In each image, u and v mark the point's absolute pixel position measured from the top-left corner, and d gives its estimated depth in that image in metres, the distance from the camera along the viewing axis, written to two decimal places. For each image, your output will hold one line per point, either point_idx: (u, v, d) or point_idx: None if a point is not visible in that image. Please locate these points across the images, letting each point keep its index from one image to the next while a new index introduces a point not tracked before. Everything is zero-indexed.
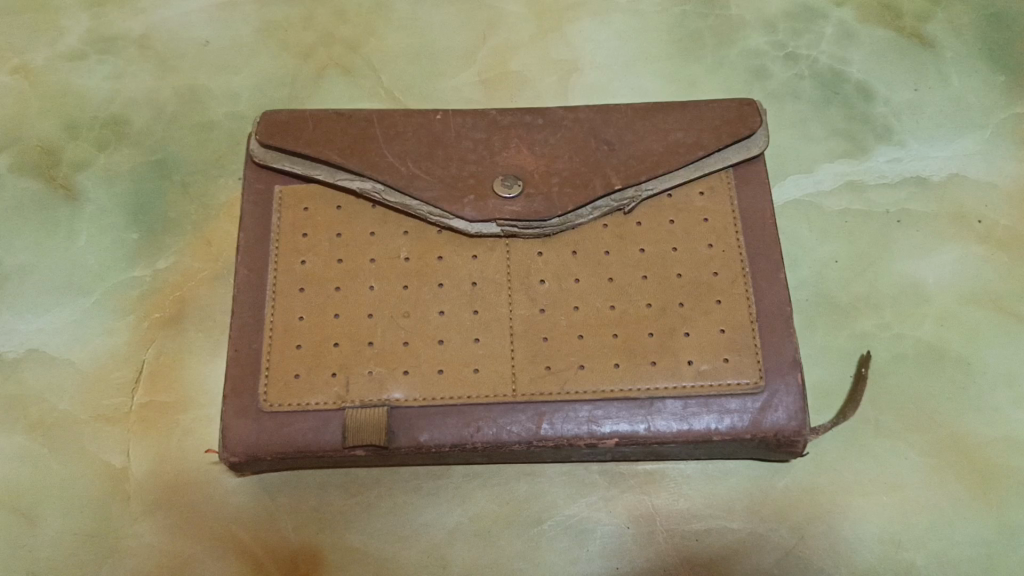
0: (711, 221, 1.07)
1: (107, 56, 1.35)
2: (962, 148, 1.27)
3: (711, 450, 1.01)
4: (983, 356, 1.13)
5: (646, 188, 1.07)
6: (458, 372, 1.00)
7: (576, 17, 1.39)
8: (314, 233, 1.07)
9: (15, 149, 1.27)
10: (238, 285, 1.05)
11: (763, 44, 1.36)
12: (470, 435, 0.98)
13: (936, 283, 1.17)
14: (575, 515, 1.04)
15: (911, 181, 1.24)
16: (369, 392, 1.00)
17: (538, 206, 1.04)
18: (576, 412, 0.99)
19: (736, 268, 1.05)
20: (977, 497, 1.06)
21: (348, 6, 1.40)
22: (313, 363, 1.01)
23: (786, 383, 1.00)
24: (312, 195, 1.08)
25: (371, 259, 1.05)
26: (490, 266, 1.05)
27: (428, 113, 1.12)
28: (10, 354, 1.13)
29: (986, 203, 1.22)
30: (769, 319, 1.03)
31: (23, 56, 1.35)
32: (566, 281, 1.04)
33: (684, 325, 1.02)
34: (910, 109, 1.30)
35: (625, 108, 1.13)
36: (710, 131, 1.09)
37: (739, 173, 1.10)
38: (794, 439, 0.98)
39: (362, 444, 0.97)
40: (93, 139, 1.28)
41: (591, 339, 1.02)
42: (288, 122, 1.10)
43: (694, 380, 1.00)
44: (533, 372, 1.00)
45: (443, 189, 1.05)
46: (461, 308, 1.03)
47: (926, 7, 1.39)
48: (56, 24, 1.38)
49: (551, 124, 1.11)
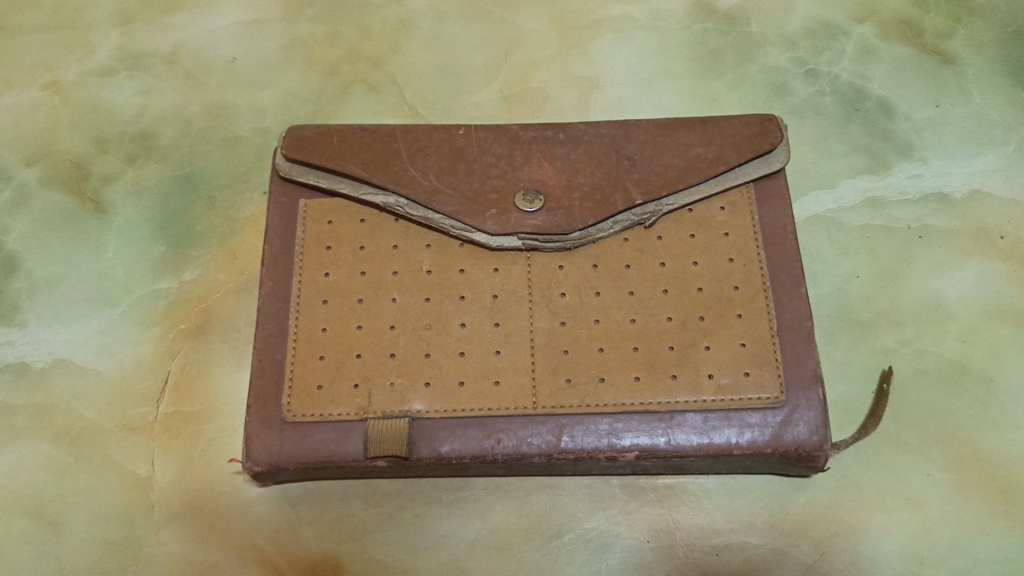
0: (732, 236, 1.08)
1: (137, 72, 1.37)
2: (984, 164, 1.27)
3: (731, 464, 1.01)
4: (1006, 373, 1.12)
5: (667, 203, 1.07)
6: (479, 385, 1.01)
7: (597, 34, 1.41)
8: (338, 245, 1.08)
9: (45, 162, 1.30)
10: (263, 297, 1.06)
11: (783, 61, 1.37)
12: (491, 447, 0.99)
13: (958, 299, 1.16)
14: (595, 529, 1.05)
15: (932, 198, 1.24)
16: (390, 404, 1.00)
17: (559, 220, 1.05)
18: (596, 425, 0.99)
19: (757, 281, 1.06)
20: (1000, 514, 1.05)
21: (373, 24, 1.42)
22: (336, 374, 1.02)
23: (808, 398, 1.00)
24: (335, 209, 1.10)
25: (394, 272, 1.06)
26: (511, 279, 1.06)
27: (450, 129, 1.13)
28: (39, 363, 1.15)
29: (1008, 219, 1.22)
30: (791, 334, 1.03)
31: (54, 72, 1.38)
32: (587, 294, 1.05)
33: (705, 339, 1.03)
34: (931, 126, 1.30)
35: (646, 124, 1.14)
36: (732, 147, 1.10)
37: (760, 188, 1.11)
38: (815, 454, 0.98)
39: (383, 455, 0.98)
40: (122, 153, 1.30)
41: (611, 353, 1.02)
42: (313, 137, 1.11)
43: (715, 394, 1.00)
44: (553, 385, 1.01)
45: (465, 203, 1.06)
46: (482, 320, 1.04)
47: (947, 24, 1.40)
48: (87, 40, 1.41)
49: (572, 139, 1.12)
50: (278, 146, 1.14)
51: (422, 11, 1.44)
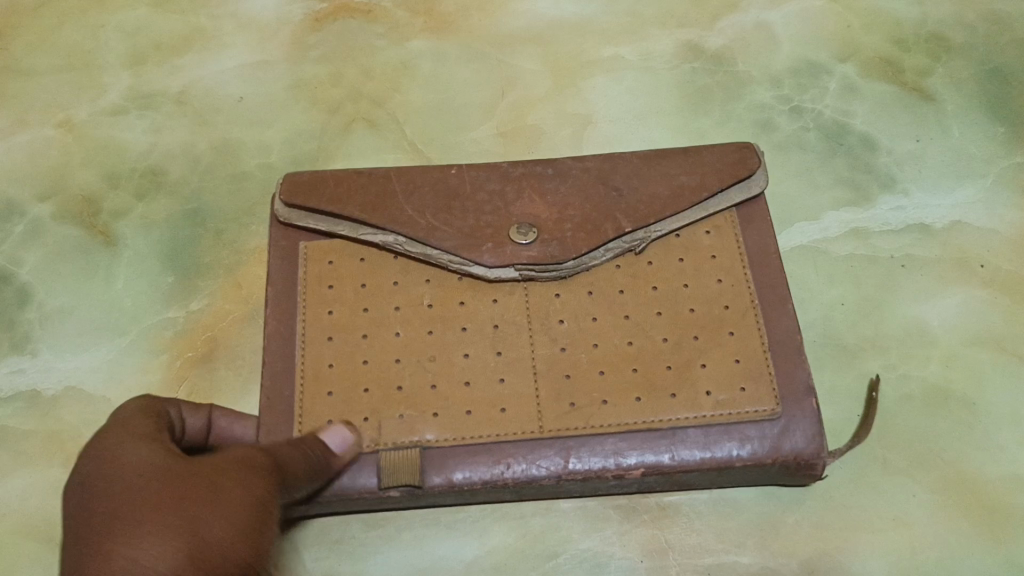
0: (719, 257, 1.12)
1: (147, 111, 1.43)
2: (964, 195, 1.31)
3: (732, 477, 1.05)
4: (987, 396, 1.16)
5: (655, 229, 1.12)
6: (486, 412, 1.04)
7: (589, 74, 1.46)
8: (339, 284, 1.11)
9: (58, 198, 1.34)
10: (268, 337, 1.09)
11: (769, 99, 1.42)
12: (501, 472, 1.02)
13: (941, 325, 1.20)
14: (590, 549, 1.07)
15: (914, 228, 1.28)
16: (400, 434, 1.03)
17: (554, 251, 1.09)
18: (601, 445, 1.03)
19: (746, 300, 1.10)
20: (985, 534, 1.07)
21: (375, 64, 1.48)
22: (346, 409, 1.05)
23: (802, 409, 1.03)
24: (334, 248, 1.13)
25: (396, 306, 1.10)
26: (511, 307, 1.09)
27: (443, 168, 1.18)
28: (50, 391, 1.18)
29: (987, 248, 1.26)
30: (781, 349, 1.07)
31: (67, 111, 1.43)
32: (584, 320, 1.09)
33: (700, 358, 1.06)
34: (912, 159, 1.35)
35: (630, 155, 1.18)
36: (715, 175, 1.15)
37: (743, 213, 1.15)
38: (813, 462, 1.01)
39: (396, 485, 1.01)
40: (132, 189, 1.35)
41: (612, 376, 1.06)
42: (309, 183, 1.15)
43: (714, 410, 1.04)
44: (558, 410, 1.04)
45: (461, 237, 1.10)
46: (485, 349, 1.08)
47: (927, 63, 1.45)
48: (100, 82, 1.46)
49: (561, 174, 1.17)
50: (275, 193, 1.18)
51: (421, 52, 1.49)
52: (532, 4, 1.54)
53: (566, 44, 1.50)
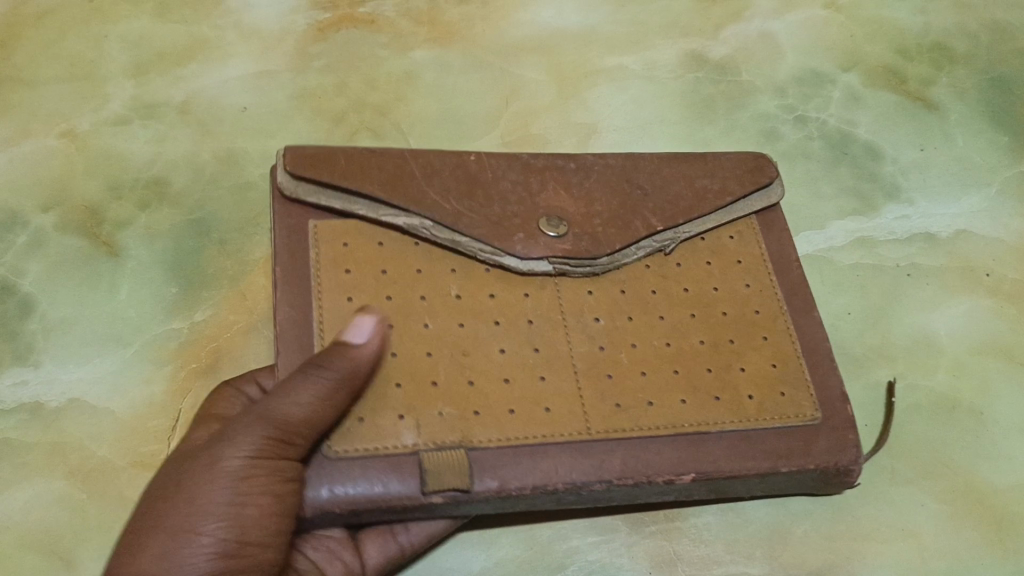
0: (745, 263, 1.11)
1: (150, 121, 1.42)
2: (969, 205, 1.31)
3: (773, 485, 1.01)
4: (995, 405, 1.16)
5: (683, 230, 1.10)
6: (531, 410, 0.96)
7: (593, 84, 1.46)
8: (358, 268, 1.00)
9: (61, 208, 1.34)
10: (279, 324, 0.96)
11: (773, 108, 1.42)
12: (551, 475, 0.93)
13: (948, 334, 1.20)
14: (597, 561, 1.06)
15: (920, 237, 1.28)
16: (441, 432, 0.93)
17: (586, 245, 1.05)
18: (652, 447, 0.97)
19: (775, 306, 1.09)
20: (995, 544, 1.07)
21: (379, 74, 1.48)
22: (377, 406, 0.92)
23: (842, 417, 1.03)
24: (349, 229, 1.02)
25: (422, 297, 1.00)
26: (543, 303, 1.03)
27: (461, 154, 1.11)
28: (53, 402, 1.18)
29: (993, 257, 1.26)
30: (814, 355, 1.07)
31: (70, 122, 1.42)
32: (620, 319, 1.03)
33: (738, 361, 1.03)
34: (917, 168, 1.35)
35: (649, 156, 1.16)
36: (735, 179, 1.15)
37: (762, 219, 1.16)
38: (852, 468, 1.01)
39: (442, 489, 0.90)
40: (136, 199, 1.35)
41: (654, 377, 1.00)
42: (317, 156, 1.05)
43: (757, 414, 1.01)
44: (604, 410, 0.97)
45: (490, 227, 1.04)
46: (523, 345, 0.99)
47: (930, 72, 1.45)
48: (103, 91, 1.46)
49: (584, 168, 1.13)
50: (273, 165, 1.06)
51: (425, 62, 1.49)
52: (535, 14, 1.55)
53: (570, 54, 1.50)
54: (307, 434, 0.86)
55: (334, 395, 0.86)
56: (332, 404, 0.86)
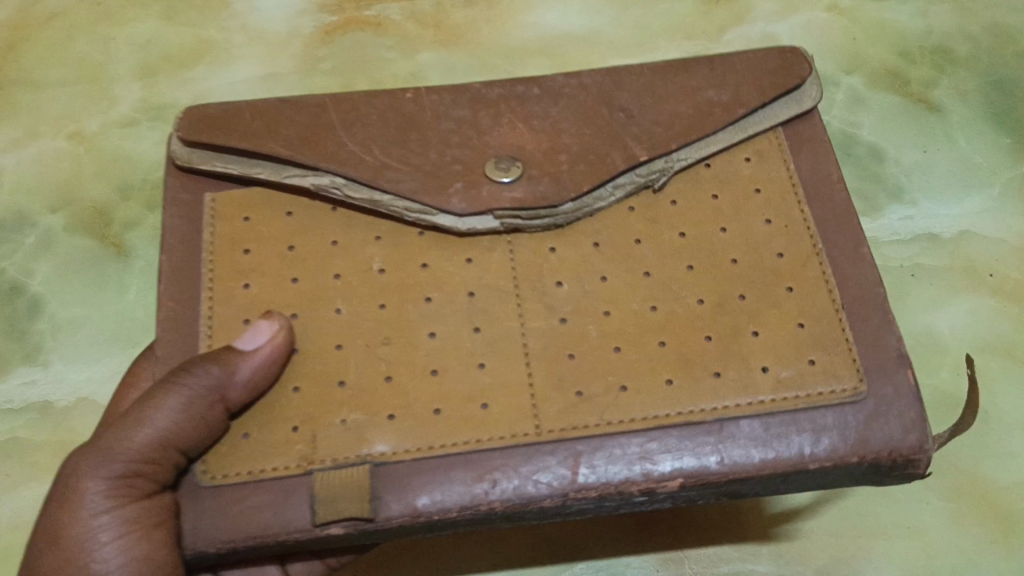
0: (764, 192, 1.00)
1: (158, 123, 1.43)
2: (971, 205, 1.32)
3: (803, 484, 0.90)
4: (998, 403, 1.16)
5: (678, 157, 1.00)
6: (460, 409, 0.90)
7: None
8: (257, 247, 0.98)
9: (70, 208, 1.34)
10: (163, 320, 0.95)
11: None
12: (485, 492, 0.87)
13: (951, 333, 1.21)
14: (605, 559, 1.08)
15: (923, 238, 1.30)
16: (342, 447, 0.88)
17: (546, 189, 0.97)
18: (623, 449, 0.88)
19: (807, 251, 0.97)
20: (999, 540, 1.07)
21: (384, 77, 1.48)
22: (267, 419, 0.90)
23: (894, 386, 0.90)
24: (250, 203, 1.01)
25: (336, 276, 0.96)
26: (489, 271, 0.96)
27: (398, 94, 1.06)
28: (63, 401, 1.19)
29: (995, 257, 1.27)
30: (857, 304, 0.94)
31: (78, 123, 1.43)
32: (592, 281, 0.96)
33: (752, 324, 0.93)
34: (920, 170, 1.36)
35: (636, 70, 1.07)
36: (752, 87, 1.04)
37: (790, 132, 1.04)
38: (913, 456, 0.87)
39: (339, 518, 0.85)
40: (143, 199, 1.35)
41: (631, 351, 0.92)
42: (220, 116, 1.03)
43: (775, 391, 0.90)
44: (562, 401, 0.90)
45: (419, 180, 0.97)
46: (460, 326, 0.94)
47: (932, 74, 1.46)
48: (111, 93, 1.47)
49: (549, 94, 1.06)
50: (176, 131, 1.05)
51: (430, 64, 1.50)
52: (539, 16, 1.56)
53: (575, 56, 1.51)
54: (174, 451, 0.85)
55: (197, 406, 0.85)
56: (198, 416, 0.85)
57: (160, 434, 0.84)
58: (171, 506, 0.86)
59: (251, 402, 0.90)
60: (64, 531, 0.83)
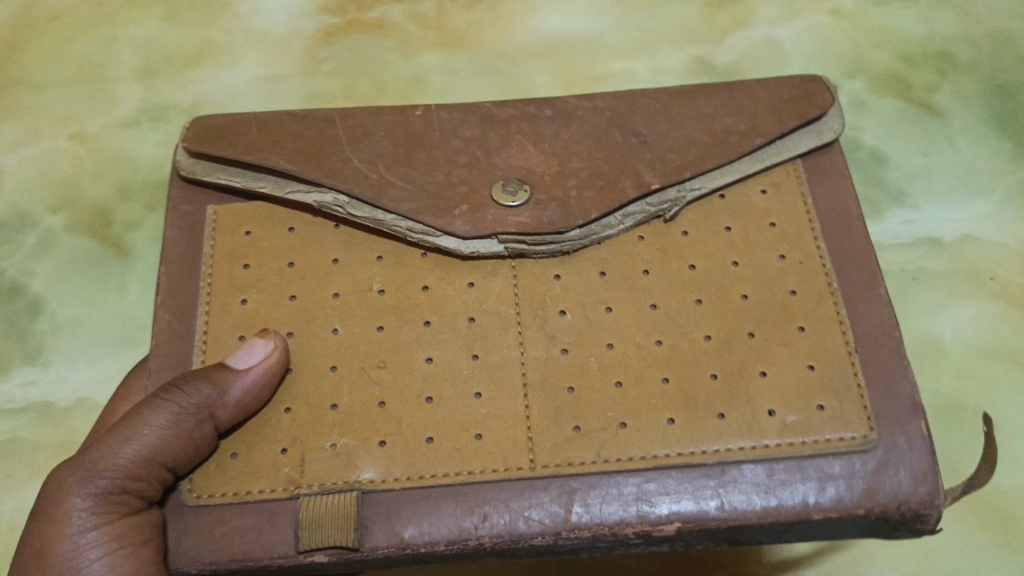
0: (780, 225, 1.00)
1: (159, 124, 1.43)
2: (973, 210, 1.32)
3: (808, 534, 0.88)
4: (1001, 408, 1.16)
5: (690, 186, 1.00)
6: (453, 440, 0.89)
7: (601, 88, 1.47)
8: (256, 262, 0.99)
9: (70, 209, 1.34)
10: (158, 334, 0.96)
11: None
12: (473, 527, 0.86)
13: (953, 337, 1.21)
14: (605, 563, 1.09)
15: (925, 242, 1.30)
16: (330, 473, 0.88)
17: (552, 215, 0.97)
18: (620, 489, 0.87)
19: (821, 289, 0.96)
20: (1001, 545, 1.07)
21: (386, 78, 1.48)
22: (257, 439, 0.90)
23: (907, 435, 0.88)
24: (251, 217, 1.02)
25: (334, 294, 0.97)
26: (489, 296, 0.96)
27: (406, 112, 1.07)
28: (63, 402, 1.19)
29: (997, 262, 1.27)
30: (871, 347, 0.93)
31: (79, 124, 1.43)
32: (595, 311, 0.95)
33: (760, 363, 0.92)
34: (921, 175, 1.36)
35: (652, 95, 1.08)
36: (770, 116, 1.04)
37: (809, 164, 1.04)
38: (924, 511, 0.85)
39: (323, 546, 0.85)
40: (145, 201, 1.35)
41: (632, 387, 0.91)
42: (224, 128, 1.04)
43: (780, 434, 0.88)
44: (559, 436, 0.89)
45: (423, 200, 0.98)
46: (457, 352, 0.94)
47: (934, 79, 1.46)
48: (112, 94, 1.47)
49: (562, 116, 1.06)
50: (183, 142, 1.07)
51: (433, 66, 1.50)
52: (542, 19, 1.56)
53: (578, 59, 1.51)
54: (161, 469, 0.86)
55: (186, 424, 0.86)
56: (186, 434, 0.86)
57: (148, 451, 0.85)
58: (157, 524, 0.86)
59: (240, 421, 0.90)
60: (48, 547, 0.83)
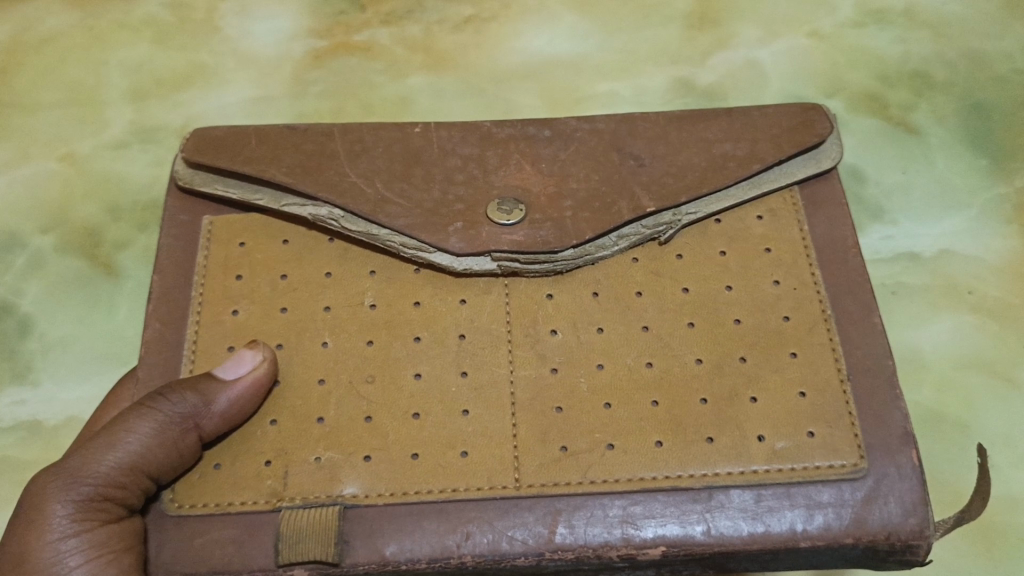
0: (774, 251, 1.02)
1: (150, 145, 1.45)
2: (951, 225, 1.35)
3: (792, 562, 0.89)
4: (981, 419, 1.18)
5: (685, 211, 1.02)
6: (439, 456, 0.90)
7: (586, 108, 1.49)
8: (249, 273, 1.01)
9: (60, 230, 1.35)
10: (148, 340, 0.97)
11: None
12: (456, 546, 0.87)
13: (933, 350, 1.24)
14: None
15: (905, 257, 1.33)
16: (314, 486, 0.89)
17: (546, 235, 0.99)
18: (605, 511, 0.88)
19: (814, 316, 0.98)
20: (983, 554, 1.09)
21: (374, 100, 1.50)
22: (242, 450, 0.91)
23: (896, 465, 0.89)
24: (247, 228, 1.04)
25: (326, 307, 0.98)
26: (480, 313, 0.98)
27: (405, 128, 1.09)
28: (52, 421, 1.19)
29: (975, 276, 1.29)
30: (862, 376, 0.94)
31: (70, 146, 1.44)
32: (587, 331, 0.97)
33: (750, 389, 0.93)
34: (900, 192, 1.39)
35: (653, 117, 1.09)
36: (768, 143, 1.05)
37: (805, 191, 1.06)
38: (914, 542, 0.86)
39: (301, 561, 0.86)
40: (135, 221, 1.36)
41: (621, 409, 0.93)
42: (223, 139, 1.06)
43: (769, 460, 0.90)
44: (546, 456, 0.90)
45: (417, 216, 0.99)
46: (447, 369, 0.95)
47: (911, 98, 1.50)
48: (102, 116, 1.48)
49: (560, 136, 1.08)
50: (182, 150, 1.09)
51: (420, 87, 1.52)
52: (527, 42, 1.58)
53: (563, 80, 1.53)
54: (144, 477, 0.87)
55: (171, 432, 0.87)
56: (171, 442, 0.87)
57: (131, 458, 0.86)
58: (138, 532, 0.86)
59: (225, 433, 0.91)
60: (26, 553, 0.82)
